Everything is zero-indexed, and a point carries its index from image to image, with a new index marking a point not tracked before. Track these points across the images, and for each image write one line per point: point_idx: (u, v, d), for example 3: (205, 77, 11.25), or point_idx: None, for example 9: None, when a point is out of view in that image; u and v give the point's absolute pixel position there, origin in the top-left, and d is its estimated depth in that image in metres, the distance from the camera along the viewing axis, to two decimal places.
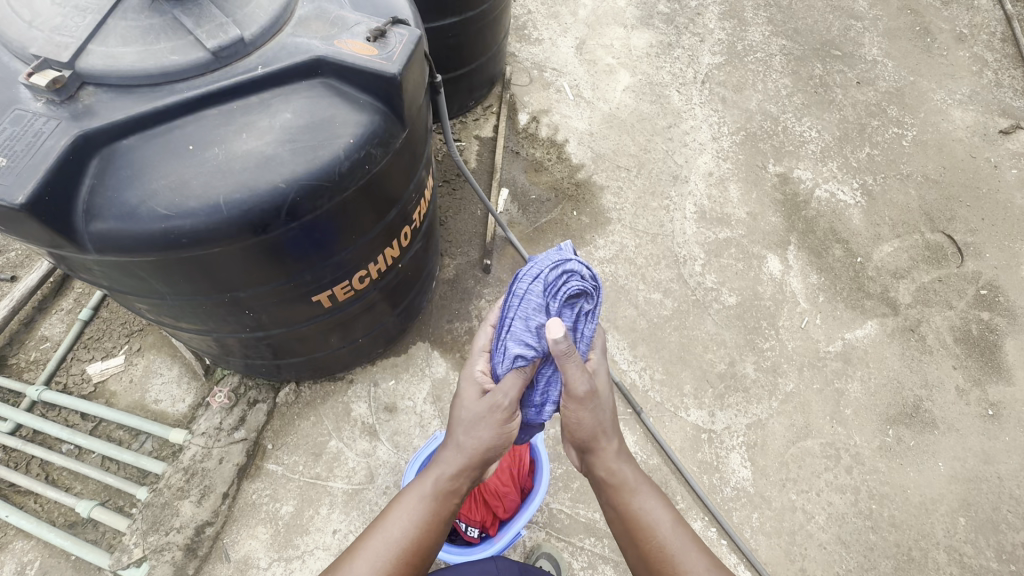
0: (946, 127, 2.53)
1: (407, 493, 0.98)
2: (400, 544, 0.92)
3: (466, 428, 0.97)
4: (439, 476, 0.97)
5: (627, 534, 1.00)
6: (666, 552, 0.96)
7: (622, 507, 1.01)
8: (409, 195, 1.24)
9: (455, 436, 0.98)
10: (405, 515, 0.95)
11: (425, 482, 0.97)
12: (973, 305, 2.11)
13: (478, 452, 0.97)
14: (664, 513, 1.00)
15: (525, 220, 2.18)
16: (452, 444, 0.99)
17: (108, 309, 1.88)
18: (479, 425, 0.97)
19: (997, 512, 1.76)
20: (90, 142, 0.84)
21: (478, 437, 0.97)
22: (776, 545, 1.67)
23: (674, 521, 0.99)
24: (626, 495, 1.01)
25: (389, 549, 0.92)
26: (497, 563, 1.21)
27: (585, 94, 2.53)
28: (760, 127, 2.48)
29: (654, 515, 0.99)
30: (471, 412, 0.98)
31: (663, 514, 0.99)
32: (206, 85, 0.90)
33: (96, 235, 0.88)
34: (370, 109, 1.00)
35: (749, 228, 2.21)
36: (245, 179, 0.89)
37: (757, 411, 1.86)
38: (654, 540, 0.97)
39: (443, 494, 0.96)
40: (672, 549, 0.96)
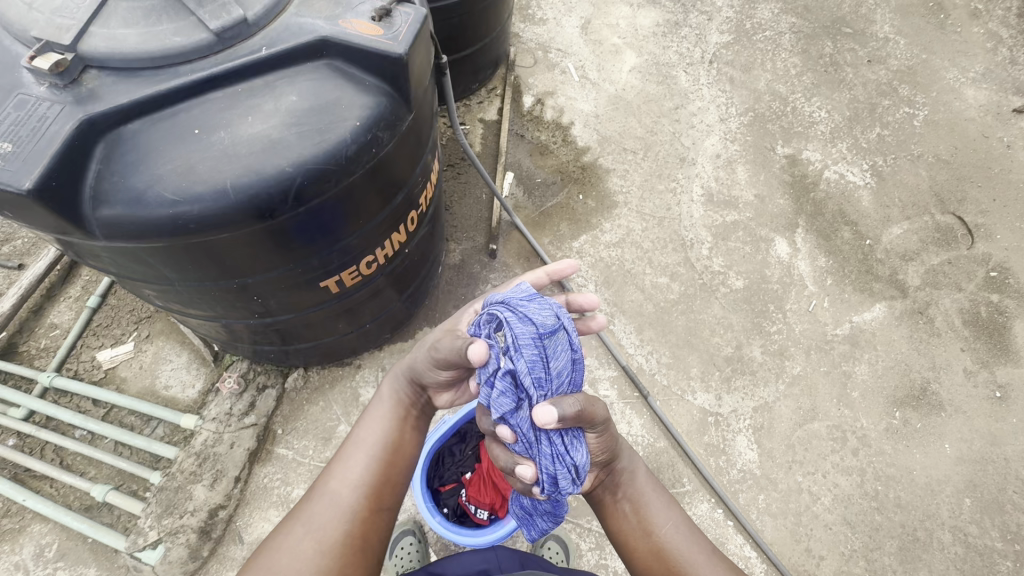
0: (959, 106, 2.48)
1: (369, 413, 1.07)
2: (372, 449, 0.99)
3: (416, 353, 1.06)
4: (398, 392, 1.08)
5: (636, 529, 1.00)
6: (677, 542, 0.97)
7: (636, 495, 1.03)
8: (416, 179, 1.22)
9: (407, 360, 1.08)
10: (371, 427, 1.03)
11: (384, 395, 1.08)
12: (982, 287, 2.09)
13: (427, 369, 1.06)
14: (671, 505, 1.03)
15: (530, 204, 2.17)
16: (404, 368, 1.09)
17: (116, 296, 1.88)
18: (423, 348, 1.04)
19: (1002, 493, 1.77)
20: (94, 126, 0.83)
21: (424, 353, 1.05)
22: (782, 526, 1.68)
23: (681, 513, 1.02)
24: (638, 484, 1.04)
25: (364, 454, 0.99)
26: (499, 553, 1.18)
27: (590, 76, 2.49)
28: (769, 107, 2.43)
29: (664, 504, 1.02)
30: (422, 343, 1.06)
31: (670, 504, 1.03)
32: (209, 67, 0.88)
33: (103, 221, 0.88)
34: (376, 90, 0.99)
35: (757, 211, 2.19)
36: (252, 164, 0.88)
37: (763, 394, 1.87)
38: (665, 530, 0.99)
39: (402, 406, 1.07)
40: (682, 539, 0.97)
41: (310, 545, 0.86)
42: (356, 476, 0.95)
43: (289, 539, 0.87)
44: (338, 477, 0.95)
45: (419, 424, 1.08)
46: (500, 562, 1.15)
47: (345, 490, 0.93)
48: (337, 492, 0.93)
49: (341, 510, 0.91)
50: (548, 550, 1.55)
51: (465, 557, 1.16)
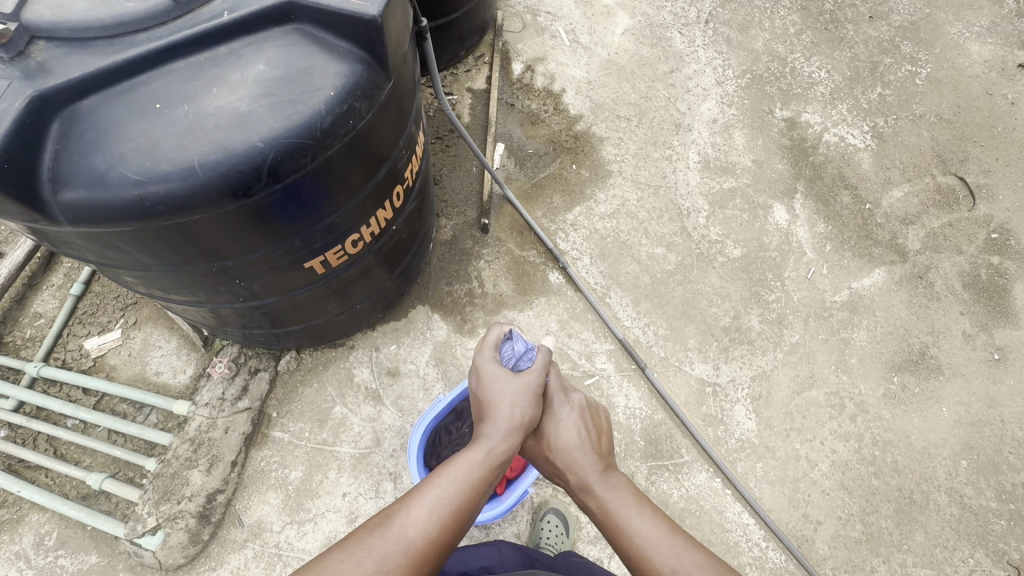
0: (962, 63, 2.40)
1: (456, 456, 0.96)
2: (452, 502, 0.89)
3: (511, 396, 1.05)
4: (489, 444, 0.99)
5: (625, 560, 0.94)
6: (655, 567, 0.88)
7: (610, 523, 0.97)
8: (400, 153, 1.17)
9: (500, 408, 1.04)
10: (455, 473, 0.93)
11: (479, 448, 0.98)
12: (983, 249, 2.06)
13: (524, 420, 1.04)
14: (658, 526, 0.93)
15: (522, 176, 2.11)
16: (497, 418, 1.03)
17: (100, 283, 1.83)
18: (520, 396, 1.05)
19: (998, 454, 1.77)
20: (47, 103, 0.78)
21: (524, 403, 1.05)
22: (780, 493, 1.69)
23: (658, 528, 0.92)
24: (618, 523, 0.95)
25: (443, 506, 0.88)
26: (501, 550, 1.17)
27: (581, 39, 2.39)
28: (767, 68, 2.35)
29: (636, 527, 0.93)
30: (508, 386, 1.07)
31: (646, 526, 0.93)
32: (168, 35, 0.81)
33: (65, 205, 0.83)
34: (351, 57, 0.93)
35: (755, 177, 2.13)
36: (220, 140, 0.83)
37: (761, 363, 1.85)
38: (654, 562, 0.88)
39: (494, 466, 0.97)
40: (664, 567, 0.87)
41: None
42: (430, 527, 0.85)
43: (343, 562, 0.79)
44: (410, 518, 0.84)
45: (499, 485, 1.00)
46: (503, 560, 1.13)
47: (417, 536, 0.83)
48: (406, 536, 0.83)
49: (408, 559, 0.81)
50: (547, 523, 1.56)
51: (466, 551, 1.14)
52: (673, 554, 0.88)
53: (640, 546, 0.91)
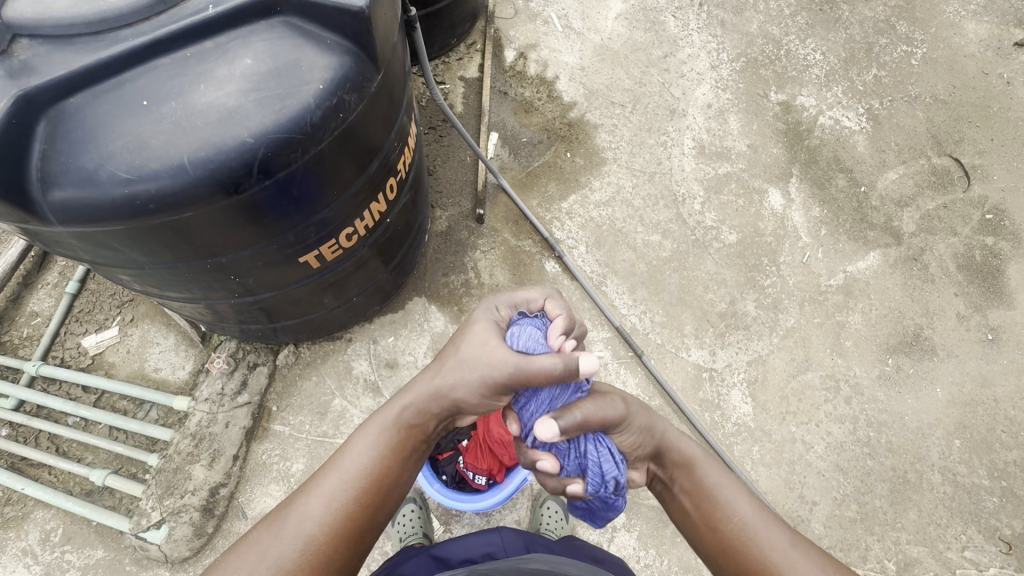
0: (958, 42, 2.38)
1: (365, 429, 0.97)
2: (351, 484, 0.90)
3: (456, 363, 0.95)
4: (404, 413, 0.96)
5: (728, 541, 0.93)
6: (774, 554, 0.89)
7: (713, 494, 0.97)
8: (392, 145, 1.16)
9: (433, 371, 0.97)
10: (358, 451, 0.93)
11: (391, 415, 0.97)
12: (977, 230, 2.06)
13: (458, 391, 0.94)
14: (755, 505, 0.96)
15: (517, 165, 2.10)
16: (426, 380, 0.97)
17: (96, 281, 1.83)
18: (466, 367, 0.93)
19: (991, 433, 1.80)
20: (33, 102, 0.77)
21: (465, 375, 0.93)
22: (776, 475, 1.72)
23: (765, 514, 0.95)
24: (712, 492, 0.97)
25: (341, 491, 0.90)
26: (502, 536, 1.18)
27: (574, 25, 2.36)
28: (762, 51, 2.33)
29: (747, 516, 0.94)
30: (467, 351, 0.95)
31: (755, 512, 0.95)
32: (152, 30, 0.80)
33: (56, 205, 0.83)
34: (339, 49, 0.92)
35: (750, 162, 2.13)
36: (209, 136, 0.83)
37: (757, 347, 1.87)
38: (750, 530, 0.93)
39: (403, 433, 0.96)
40: (784, 556, 0.89)
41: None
42: (326, 515, 0.88)
43: (242, 565, 0.83)
44: (305, 512, 0.87)
45: (416, 450, 0.97)
46: (504, 545, 1.15)
47: (313, 528, 0.86)
48: (303, 530, 0.86)
49: (303, 552, 0.85)
50: (547, 509, 1.58)
51: (468, 538, 1.16)
52: (781, 537, 0.91)
53: (743, 525, 0.93)
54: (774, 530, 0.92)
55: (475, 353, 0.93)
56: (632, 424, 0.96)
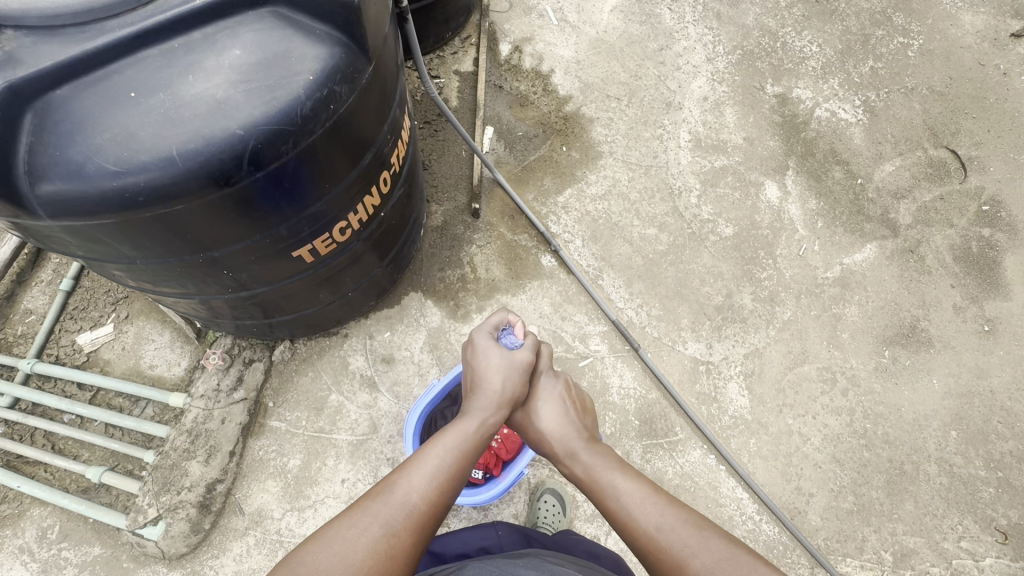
0: (955, 34, 2.37)
1: (447, 431, 1.00)
2: (447, 468, 0.93)
3: (500, 372, 1.13)
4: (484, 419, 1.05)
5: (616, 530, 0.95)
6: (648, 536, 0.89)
7: (596, 491, 1.00)
8: (384, 138, 1.15)
9: (487, 383, 1.11)
10: (447, 446, 0.97)
11: (471, 422, 1.03)
12: (974, 222, 2.06)
13: (513, 394, 1.12)
14: (637, 485, 0.97)
15: (512, 159, 2.09)
16: (487, 391, 1.10)
17: (90, 278, 1.82)
18: (508, 373, 1.13)
19: (987, 424, 1.80)
20: (19, 94, 0.76)
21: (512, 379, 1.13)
22: (773, 467, 1.72)
23: (645, 499, 0.94)
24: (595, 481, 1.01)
25: (440, 472, 0.92)
26: (498, 529, 1.18)
27: (569, 18, 2.35)
28: (758, 44, 2.32)
29: (628, 498, 0.95)
30: (498, 362, 1.15)
31: (635, 495, 0.95)
32: (139, 21, 0.79)
33: (44, 198, 0.82)
34: (329, 40, 0.91)
35: (746, 155, 2.12)
36: (198, 128, 0.82)
37: (754, 340, 1.87)
38: (634, 515, 0.92)
39: (485, 435, 1.03)
40: (657, 533, 0.88)
41: (372, 548, 0.79)
42: (429, 490, 0.89)
43: (353, 527, 0.81)
44: (411, 485, 0.88)
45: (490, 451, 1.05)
46: (500, 539, 1.15)
47: (419, 501, 0.87)
48: (411, 501, 0.86)
49: (414, 523, 0.84)
50: (544, 503, 1.58)
51: (464, 532, 1.16)
52: (657, 512, 0.91)
53: (624, 511, 0.94)
54: (649, 509, 0.92)
55: (509, 360, 1.15)
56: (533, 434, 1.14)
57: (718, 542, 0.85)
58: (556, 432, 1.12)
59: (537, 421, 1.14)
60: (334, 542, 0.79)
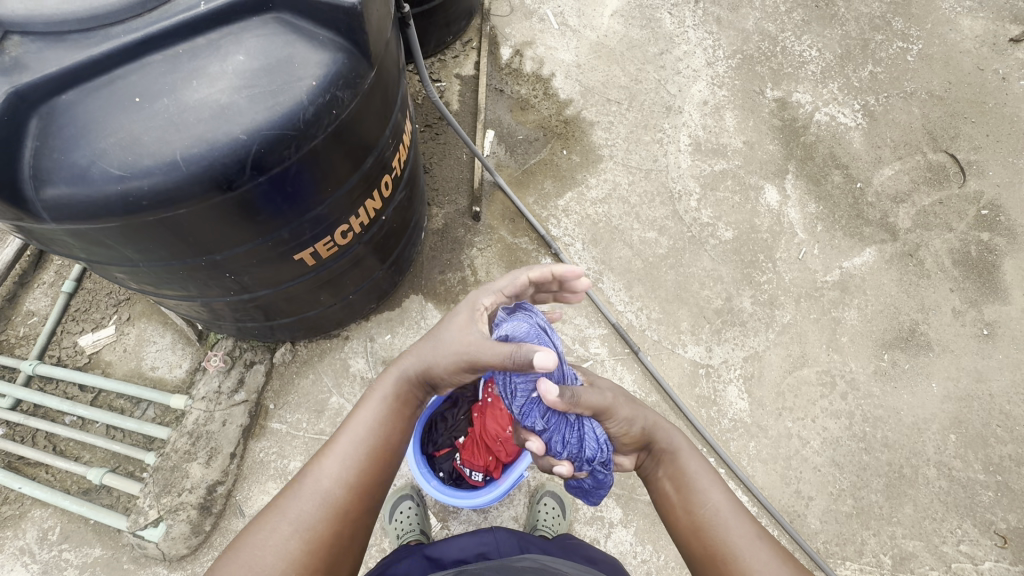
0: (954, 38, 2.38)
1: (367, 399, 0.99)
2: (360, 448, 0.92)
3: (433, 342, 1.00)
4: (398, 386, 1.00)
5: (698, 527, 0.93)
6: (734, 545, 0.88)
7: (684, 483, 0.98)
8: (386, 142, 1.16)
9: (414, 349, 1.02)
10: (362, 418, 0.96)
11: (388, 387, 1.00)
12: (973, 226, 2.07)
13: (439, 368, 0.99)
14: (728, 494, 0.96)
15: (513, 163, 2.10)
16: (411, 355, 1.02)
17: (92, 280, 1.83)
18: (440, 347, 0.98)
19: (986, 427, 1.81)
20: (25, 99, 0.77)
21: (439, 356, 0.98)
22: (772, 470, 1.72)
23: (737, 511, 0.93)
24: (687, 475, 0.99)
25: (354, 453, 0.91)
26: (497, 536, 1.19)
27: (570, 22, 2.36)
28: (758, 48, 2.33)
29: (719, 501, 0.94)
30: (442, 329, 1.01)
31: (728, 502, 0.94)
32: (145, 26, 0.80)
33: (48, 202, 0.83)
34: (332, 46, 0.92)
35: (746, 158, 2.13)
36: (202, 133, 0.83)
37: (754, 343, 1.87)
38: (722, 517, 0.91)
39: (400, 399, 1.00)
40: (747, 548, 0.87)
41: (285, 546, 0.80)
42: (343, 477, 0.88)
43: (265, 530, 0.81)
44: (323, 472, 0.88)
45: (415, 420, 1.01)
46: (498, 545, 1.15)
47: (331, 487, 0.86)
48: (323, 489, 0.86)
49: (326, 511, 0.85)
50: (544, 506, 1.59)
51: (463, 538, 1.17)
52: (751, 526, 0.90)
53: (716, 511, 0.92)
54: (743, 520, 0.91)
55: (455, 337, 0.98)
56: (619, 415, 1.02)
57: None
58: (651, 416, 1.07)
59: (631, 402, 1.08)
60: (249, 544, 0.80)
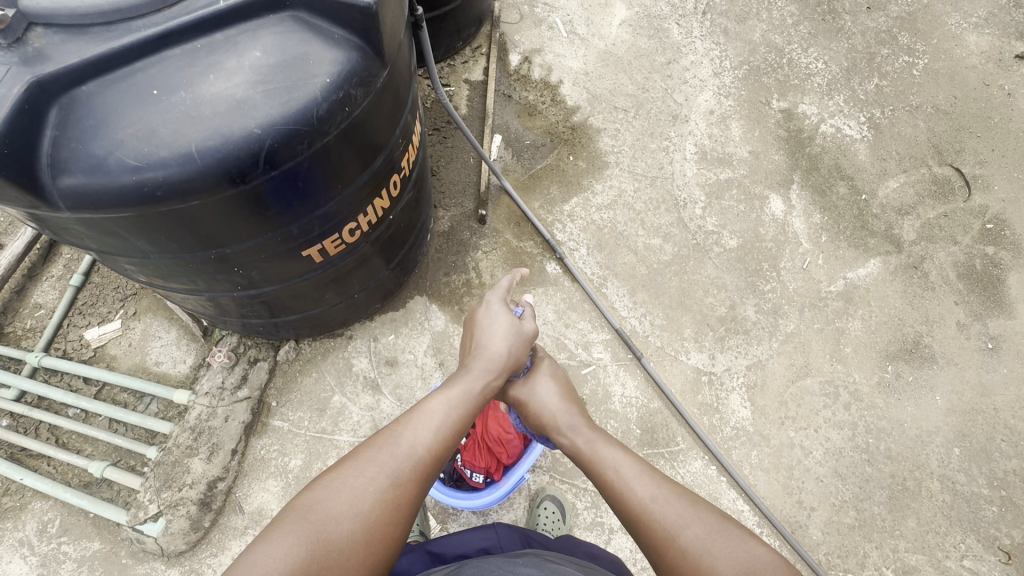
0: (960, 54, 2.40)
1: (448, 387, 1.03)
2: (452, 424, 0.97)
3: (504, 338, 1.15)
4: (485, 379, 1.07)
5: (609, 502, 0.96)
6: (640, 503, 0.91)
7: (590, 462, 1.03)
8: (396, 142, 1.18)
9: (490, 346, 1.13)
10: (451, 402, 1.01)
11: (474, 381, 1.06)
12: (978, 239, 2.07)
13: (515, 358, 1.15)
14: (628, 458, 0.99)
15: (519, 167, 2.12)
16: (490, 354, 1.12)
17: (100, 274, 1.84)
18: (511, 340, 1.15)
19: (991, 442, 1.79)
20: (46, 89, 0.79)
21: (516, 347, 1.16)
22: (774, 480, 1.71)
23: (639, 472, 0.96)
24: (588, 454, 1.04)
25: (446, 426, 0.96)
26: (498, 531, 1.18)
27: (579, 31, 2.39)
28: (764, 59, 2.35)
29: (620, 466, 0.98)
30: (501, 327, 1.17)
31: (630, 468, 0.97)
32: (164, 21, 0.82)
33: (65, 191, 0.84)
34: (347, 44, 0.93)
35: (752, 168, 2.14)
36: (217, 126, 0.84)
37: (757, 352, 1.87)
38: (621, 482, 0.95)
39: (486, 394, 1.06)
40: (653, 502, 0.90)
41: (379, 498, 0.83)
42: (434, 443, 0.92)
43: (359, 477, 0.84)
44: (416, 437, 0.91)
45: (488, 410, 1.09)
46: (500, 541, 1.14)
47: (424, 452, 0.90)
48: (416, 453, 0.89)
49: (418, 468, 0.88)
50: (544, 510, 1.58)
51: (464, 534, 1.16)
52: (651, 484, 0.93)
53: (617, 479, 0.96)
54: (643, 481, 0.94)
55: (519, 331, 1.18)
56: (529, 409, 1.18)
57: (709, 518, 0.86)
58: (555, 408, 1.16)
59: (544, 398, 1.18)
60: (340, 490, 0.82)
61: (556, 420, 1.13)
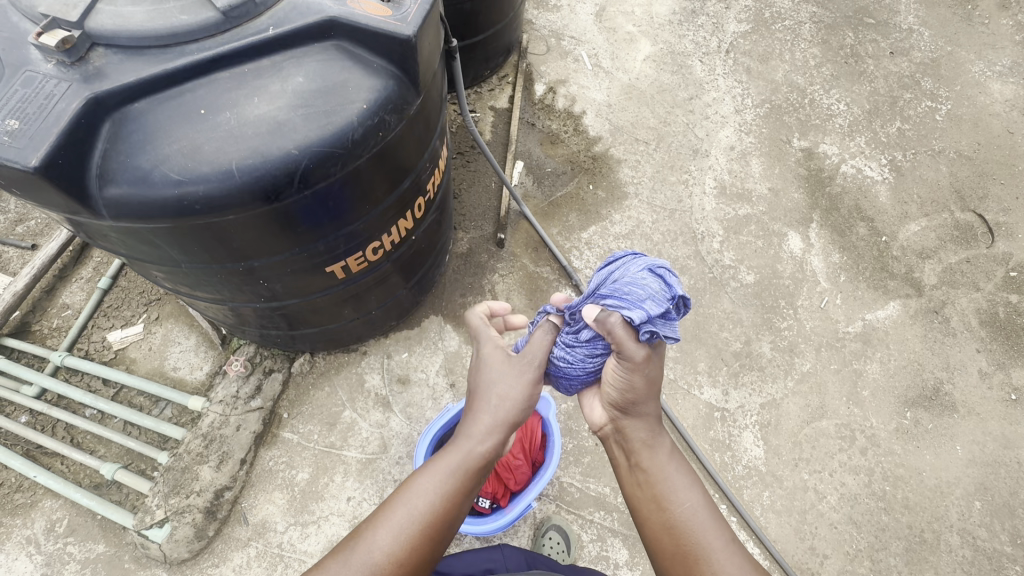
0: (983, 101, 2.41)
1: (431, 468, 0.92)
2: (421, 518, 0.88)
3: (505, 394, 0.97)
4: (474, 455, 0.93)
5: (662, 520, 0.93)
6: (709, 551, 0.88)
7: (655, 474, 0.96)
8: (423, 166, 1.21)
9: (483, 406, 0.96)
10: (429, 486, 0.90)
11: (457, 457, 0.93)
12: (1001, 287, 2.04)
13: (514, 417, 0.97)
14: (695, 486, 0.96)
15: (539, 194, 2.15)
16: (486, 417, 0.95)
17: (127, 278, 1.90)
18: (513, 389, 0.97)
19: (1014, 497, 1.73)
20: (101, 104, 0.83)
21: (515, 399, 0.97)
22: (786, 523, 1.67)
23: (713, 518, 0.92)
24: (657, 463, 0.97)
25: (412, 523, 0.87)
26: (504, 552, 1.17)
27: (604, 64, 2.45)
28: (786, 99, 2.38)
29: (689, 494, 0.94)
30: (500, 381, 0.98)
31: (703, 503, 0.94)
32: (217, 47, 0.87)
33: (109, 201, 0.88)
34: (384, 73, 0.97)
35: (770, 205, 2.15)
36: (257, 146, 0.87)
37: (771, 390, 1.84)
38: (683, 510, 0.92)
39: (475, 470, 0.93)
40: (719, 554, 0.88)
41: None
42: (396, 548, 0.85)
43: None
44: (375, 542, 0.85)
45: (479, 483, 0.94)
46: (506, 562, 1.14)
47: (383, 561, 0.84)
48: (372, 562, 0.83)
49: None
50: (549, 540, 1.57)
51: (469, 555, 1.15)
52: (716, 529, 0.91)
53: (685, 508, 0.93)
54: (710, 522, 0.91)
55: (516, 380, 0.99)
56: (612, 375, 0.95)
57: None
58: (638, 392, 0.95)
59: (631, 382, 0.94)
60: None
61: (634, 405, 0.97)
